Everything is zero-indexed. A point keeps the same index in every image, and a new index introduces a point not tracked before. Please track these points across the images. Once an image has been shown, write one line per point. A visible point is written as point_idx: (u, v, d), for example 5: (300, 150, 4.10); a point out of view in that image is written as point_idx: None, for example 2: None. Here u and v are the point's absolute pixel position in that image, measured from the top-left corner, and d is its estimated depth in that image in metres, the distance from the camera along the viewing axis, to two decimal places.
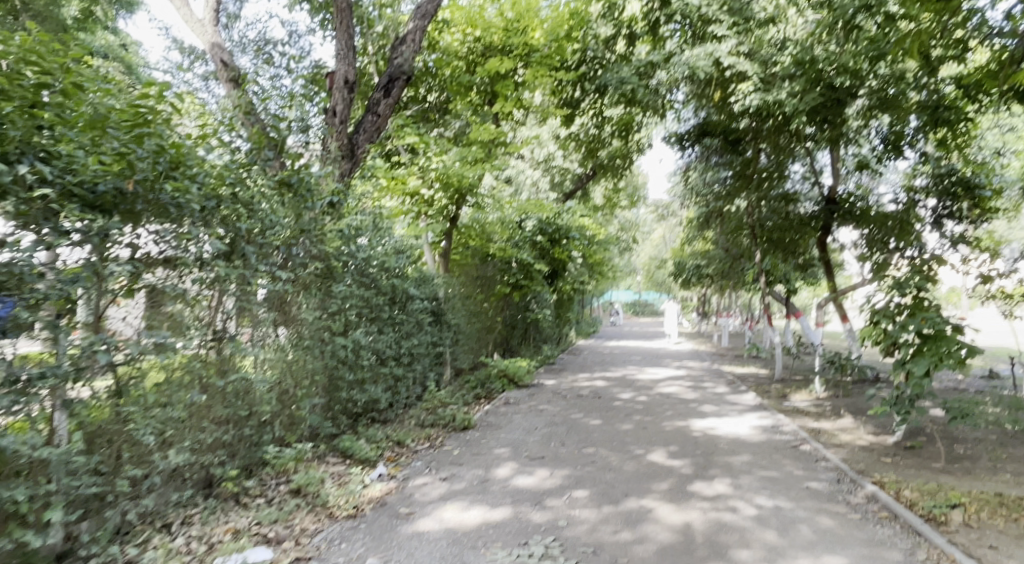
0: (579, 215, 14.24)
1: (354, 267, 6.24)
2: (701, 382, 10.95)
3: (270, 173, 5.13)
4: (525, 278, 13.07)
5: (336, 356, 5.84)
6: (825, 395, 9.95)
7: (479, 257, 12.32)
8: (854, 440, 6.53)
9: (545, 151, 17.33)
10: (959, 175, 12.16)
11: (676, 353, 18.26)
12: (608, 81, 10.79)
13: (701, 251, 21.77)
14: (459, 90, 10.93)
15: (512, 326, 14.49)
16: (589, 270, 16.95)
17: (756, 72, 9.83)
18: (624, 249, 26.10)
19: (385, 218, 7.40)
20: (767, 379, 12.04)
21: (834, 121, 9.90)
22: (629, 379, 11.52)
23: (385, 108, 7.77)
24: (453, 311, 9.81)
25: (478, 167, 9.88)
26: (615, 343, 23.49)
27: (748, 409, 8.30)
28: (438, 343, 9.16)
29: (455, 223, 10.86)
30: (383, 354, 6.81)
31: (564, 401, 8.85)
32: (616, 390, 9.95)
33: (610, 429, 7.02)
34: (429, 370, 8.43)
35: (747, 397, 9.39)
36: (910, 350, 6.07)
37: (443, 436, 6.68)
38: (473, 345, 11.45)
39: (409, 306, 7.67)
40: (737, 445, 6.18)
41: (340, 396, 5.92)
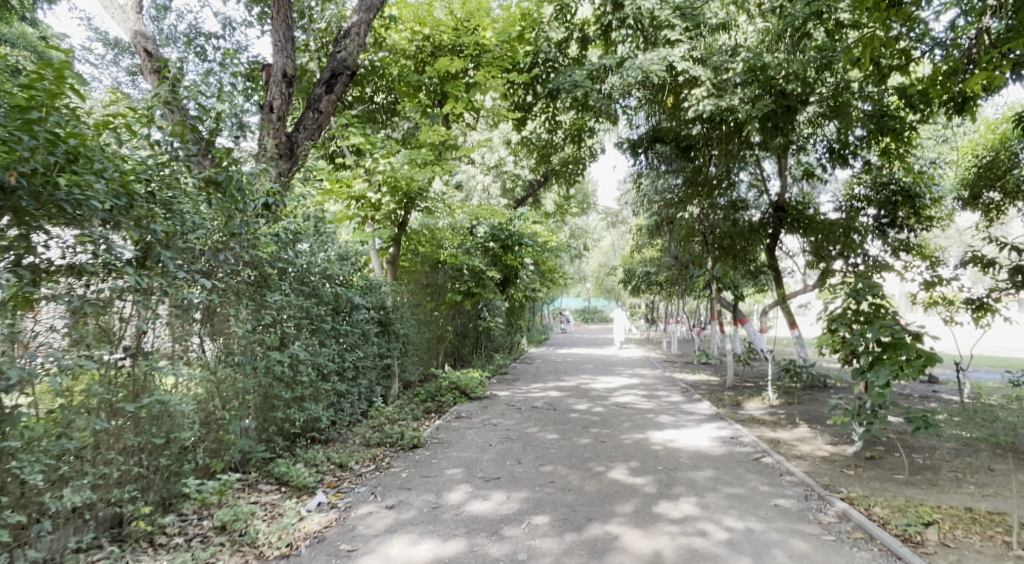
0: (531, 220, 13.97)
1: (291, 276, 5.74)
2: (656, 391, 10.79)
3: (193, 171, 4.61)
4: (476, 285, 12.57)
5: (271, 373, 5.33)
6: (778, 402, 9.92)
7: (429, 264, 11.88)
8: (813, 450, 6.41)
9: (496, 156, 17.01)
10: (900, 184, 12.45)
11: (628, 360, 18.22)
12: (561, 84, 10.57)
13: (651, 258, 21.84)
14: (407, 90, 10.46)
15: (462, 335, 14.07)
16: (541, 277, 16.69)
17: (709, 78, 9.69)
18: (574, 256, 26.01)
19: (326, 223, 6.91)
20: (719, 386, 11.99)
21: (786, 129, 9.92)
22: (583, 388, 11.26)
23: (327, 105, 7.27)
24: (401, 320, 9.34)
25: (427, 169, 9.46)
26: (566, 350, 23.33)
27: (705, 419, 8.14)
28: (386, 354, 8.67)
29: (403, 229, 10.41)
30: (325, 368, 6.31)
31: (518, 414, 8.49)
32: (571, 401, 9.66)
33: (567, 444, 6.70)
34: (375, 384, 7.94)
35: (703, 406, 9.25)
36: (871, 358, 5.98)
37: (390, 455, 6.22)
38: (423, 356, 11.00)
39: (353, 316, 7.18)
40: (699, 459, 5.95)
41: (274, 416, 5.41)
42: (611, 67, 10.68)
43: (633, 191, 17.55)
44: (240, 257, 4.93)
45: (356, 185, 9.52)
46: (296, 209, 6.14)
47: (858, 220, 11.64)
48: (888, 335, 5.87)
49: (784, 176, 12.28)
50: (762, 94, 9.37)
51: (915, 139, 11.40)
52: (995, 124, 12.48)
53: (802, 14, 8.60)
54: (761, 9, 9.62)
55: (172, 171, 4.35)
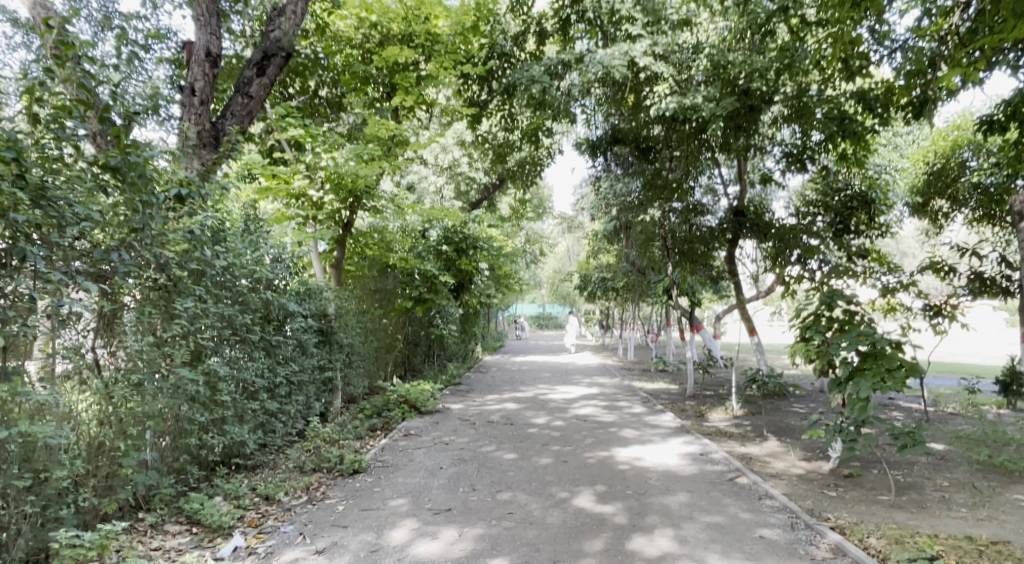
0: (487, 223, 13.37)
1: (211, 279, 4.97)
2: (617, 401, 10.33)
3: (85, 154, 3.85)
4: (428, 290, 11.89)
5: (182, 393, 4.57)
6: (743, 412, 9.58)
7: (377, 268, 11.14)
8: (788, 468, 6.00)
9: (450, 157, 16.37)
10: (857, 191, 12.34)
11: (584, 368, 17.75)
12: (518, 79, 10.09)
13: (608, 263, 21.53)
14: (354, 80, 9.73)
15: (414, 343, 13.36)
16: (495, 282, 16.09)
17: (671, 75, 9.32)
18: (530, 261, 25.51)
19: (255, 221, 6.14)
20: (680, 395, 11.64)
21: (749, 130, 9.63)
22: (541, 399, 10.72)
23: (259, 89, 6.51)
24: (345, 329, 8.60)
25: (375, 165, 8.79)
26: (521, 358, 22.75)
27: (671, 432, 7.68)
28: (326, 366, 7.91)
29: (348, 230, 9.66)
30: (251, 385, 5.56)
31: (472, 430, 7.85)
32: (529, 414, 9.08)
33: (526, 465, 6.11)
34: (313, 400, 7.18)
35: (667, 418, 8.81)
36: (850, 369, 5.58)
37: (327, 483, 5.50)
38: (369, 366, 10.25)
39: (288, 325, 6.44)
40: (670, 481, 5.46)
41: (186, 442, 4.66)
42: (570, 62, 10.19)
43: (591, 195, 17.15)
44: (140, 259, 4.16)
45: (295, 182, 8.77)
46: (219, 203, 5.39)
47: (820, 223, 11.28)
48: (869, 345, 5.48)
49: (744, 180, 12.01)
50: (726, 92, 9.01)
51: (873, 145, 11.35)
52: (946, 131, 12.64)
53: (765, 11, 8.31)
54: (724, 5, 9.29)
55: (51, 151, 3.60)
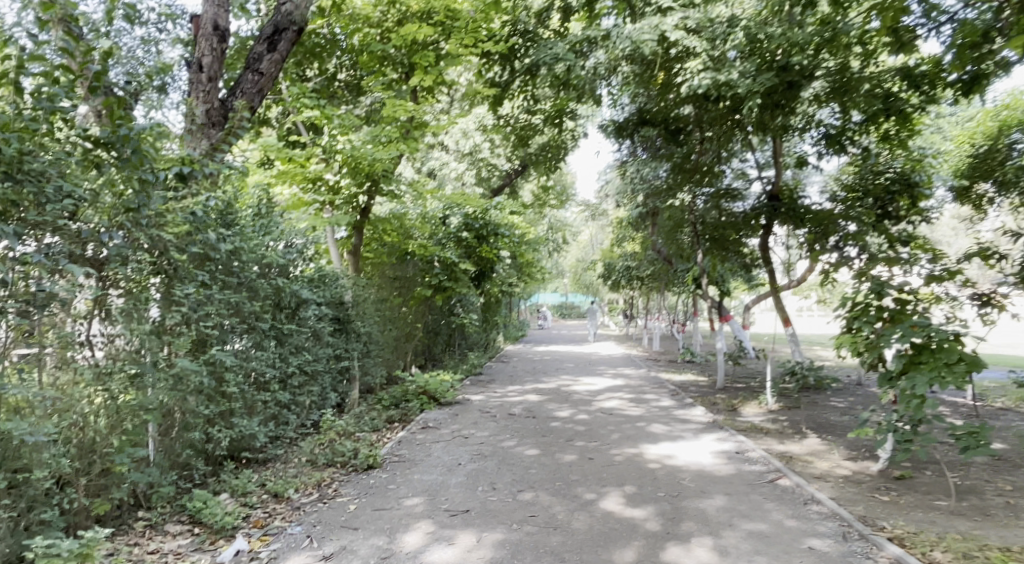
0: (509, 210, 12.99)
1: (217, 263, 4.69)
2: (643, 394, 9.92)
3: (72, 127, 3.58)
4: (448, 278, 11.52)
5: (184, 384, 4.31)
6: (778, 406, 9.11)
7: (396, 256, 10.85)
8: (832, 468, 5.58)
9: (471, 142, 15.97)
10: (900, 174, 11.73)
11: (608, 358, 17.33)
12: (542, 58, 9.68)
13: (632, 252, 21.03)
14: (373, 60, 9.36)
15: (434, 332, 13.09)
16: (517, 271, 15.74)
17: (705, 50, 8.78)
18: (553, 250, 25.07)
19: (267, 204, 5.86)
20: (709, 388, 11.19)
21: (787, 108, 9.12)
22: (564, 391, 10.35)
23: (270, 66, 6.19)
24: (363, 317, 8.33)
25: (393, 148, 8.47)
26: (543, 348, 22.43)
27: (702, 428, 7.27)
28: (343, 356, 7.64)
29: (367, 215, 9.38)
30: (261, 375, 5.29)
31: (494, 423, 7.53)
32: (552, 407, 8.72)
33: (550, 462, 5.77)
34: (329, 391, 6.92)
35: (697, 411, 8.40)
36: (904, 362, 5.13)
37: (340, 479, 5.22)
38: (388, 356, 9.99)
39: (301, 313, 6.16)
40: (705, 482, 5.07)
41: (189, 437, 4.40)
42: (596, 40, 9.74)
43: (617, 180, 16.65)
44: (135, 241, 3.88)
45: (311, 166, 8.51)
46: (225, 184, 5.10)
47: (861, 206, 10.70)
48: (925, 337, 5.03)
49: (779, 162, 11.47)
50: (763, 69, 8.47)
51: (918, 125, 10.74)
52: (994, 111, 11.97)
53: None
54: None
55: (32, 123, 3.32)
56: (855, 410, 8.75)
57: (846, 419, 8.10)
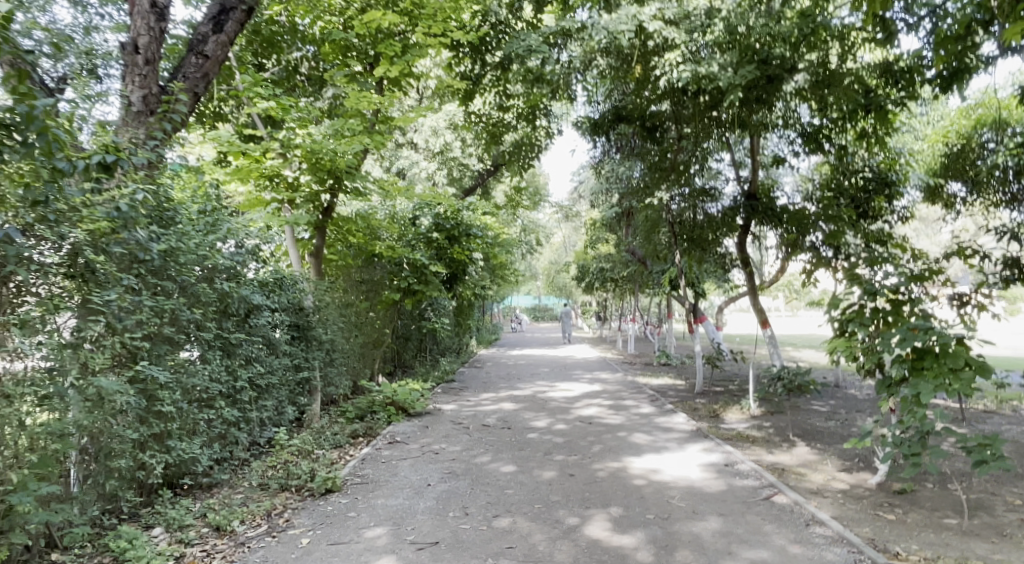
0: (481, 210, 12.50)
1: (148, 266, 4.14)
2: (622, 400, 9.52)
3: None
4: (418, 282, 10.95)
5: (107, 405, 3.75)
6: (762, 412, 8.79)
7: (362, 257, 10.28)
8: (828, 482, 5.23)
9: (441, 141, 15.43)
10: (875, 173, 11.61)
11: (584, 362, 16.95)
12: (514, 49, 9.25)
13: (607, 253, 20.75)
14: (335, 52, 8.92)
15: (403, 337, 12.55)
16: (490, 273, 15.26)
17: (684, 41, 8.39)
18: (526, 251, 24.65)
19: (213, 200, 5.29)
20: (688, 392, 10.84)
21: (768, 102, 8.83)
22: (540, 398, 9.90)
23: (216, 49, 5.62)
24: (325, 323, 7.77)
25: (356, 142, 7.93)
26: (518, 352, 21.97)
27: (686, 437, 6.89)
28: (302, 365, 7.08)
29: (329, 214, 8.81)
30: (203, 391, 4.73)
31: (466, 435, 7.04)
32: (528, 416, 8.27)
33: (527, 480, 5.30)
34: (286, 404, 6.35)
35: (679, 419, 8.02)
36: (905, 369, 4.79)
37: (293, 507, 4.67)
38: (353, 364, 9.42)
39: (252, 320, 5.59)
40: (696, 501, 4.66)
41: (115, 465, 3.84)
42: (570, 32, 9.36)
43: (592, 179, 16.30)
44: (40, 240, 3.33)
45: (269, 161, 7.94)
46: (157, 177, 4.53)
47: (845, 202, 10.37)
48: (929, 341, 4.70)
49: (757, 159, 11.21)
50: (744, 60, 8.13)
51: (896, 123, 10.60)
52: (967, 110, 11.96)
53: None
54: None
55: None
56: (841, 414, 8.48)
57: (833, 425, 7.79)
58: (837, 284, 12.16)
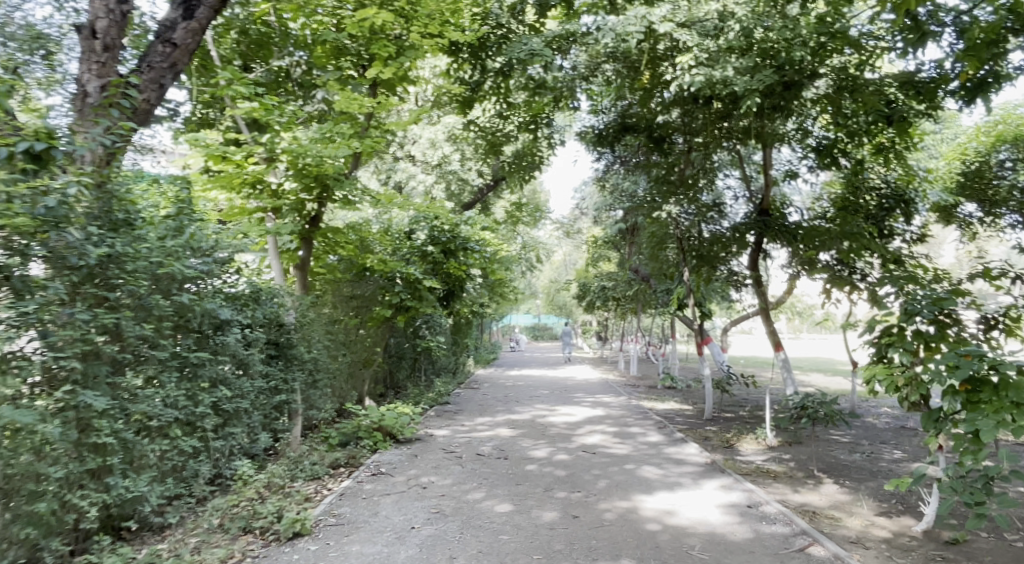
0: (479, 224, 11.97)
1: (84, 272, 3.61)
2: (627, 427, 8.90)
3: None
4: (411, 298, 10.34)
5: (25, 438, 3.21)
6: (778, 441, 8.16)
7: (353, 271, 9.71)
8: (868, 528, 4.60)
9: (439, 153, 14.94)
10: (891, 189, 11.12)
11: (583, 384, 16.33)
12: (516, 53, 8.80)
13: (608, 271, 20.21)
14: (328, 55, 8.35)
15: (396, 356, 11.96)
16: (488, 290, 14.71)
17: (699, 44, 7.85)
18: (526, 269, 24.12)
19: (179, 205, 4.79)
20: (697, 419, 10.21)
21: (785, 109, 8.35)
22: (540, 423, 9.27)
23: (185, 37, 5.11)
24: (307, 341, 7.18)
25: (345, 146, 7.38)
26: (516, 371, 21.34)
27: (701, 471, 6.26)
28: (281, 387, 6.48)
29: (317, 224, 8.25)
30: (153, 417, 4.13)
31: (458, 466, 6.40)
32: (527, 444, 7.63)
33: (525, 522, 4.67)
34: (259, 432, 5.73)
35: (691, 449, 7.39)
36: (958, 401, 4.14)
37: (255, 555, 4.05)
38: (339, 385, 8.81)
39: (219, 337, 4.99)
40: (720, 553, 4.04)
41: (33, 508, 3.25)
42: (575, 35, 8.89)
43: (596, 194, 15.81)
44: None
45: (251, 167, 7.41)
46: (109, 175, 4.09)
47: (867, 211, 9.74)
48: (987, 369, 4.07)
49: (770, 173, 10.69)
50: (760, 65, 7.63)
51: (915, 137, 10.09)
52: (986, 127, 11.41)
53: None
54: None
55: None
56: (864, 446, 7.85)
57: (859, 459, 7.16)
58: (854, 306, 11.55)
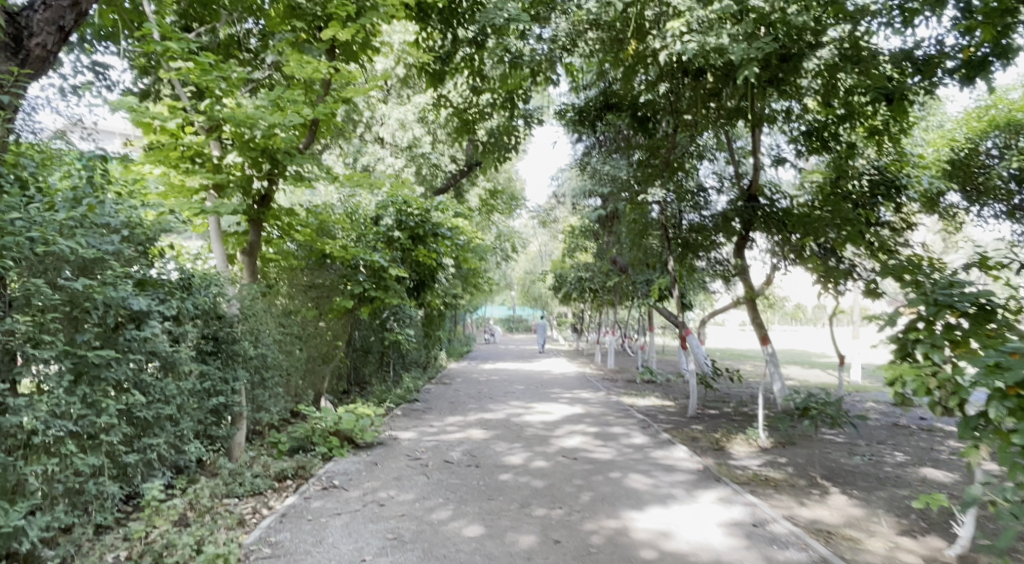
0: (451, 209, 11.18)
1: None
2: (610, 427, 8.26)
3: None
4: (376, 287, 9.52)
5: None
6: (772, 443, 7.57)
7: (311, 258, 8.87)
8: (892, 551, 4.01)
9: (409, 135, 14.12)
10: (880, 176, 10.48)
11: (560, 378, 15.68)
12: (490, 19, 8.04)
13: (584, 262, 19.61)
14: (281, 16, 7.44)
15: (360, 350, 11.21)
16: (460, 281, 13.96)
17: (692, 9, 7.15)
18: (502, 258, 23.43)
19: (88, 174, 4.05)
20: (681, 416, 9.62)
21: (785, 83, 7.76)
22: (515, 423, 8.58)
23: None
24: (253, 335, 6.34)
25: (295, 114, 6.49)
26: (490, 365, 20.67)
27: (696, 480, 5.62)
28: (218, 389, 5.65)
29: (266, 205, 7.37)
30: (35, 432, 3.32)
31: (423, 477, 5.66)
32: (501, 447, 6.93)
33: (499, 550, 3.95)
34: (188, 442, 4.92)
35: (680, 453, 6.76)
36: (1005, 408, 3.43)
37: None
38: (293, 382, 8.01)
39: (132, 332, 4.15)
40: None
41: None
42: None
43: (574, 179, 15.13)
44: None
45: (190, 138, 6.62)
46: None
47: (865, 192, 9.15)
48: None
49: (758, 157, 10.08)
50: (758, 32, 6.96)
51: (910, 120, 9.58)
52: (977, 111, 10.94)
53: None
54: None
55: None
56: (864, 449, 7.29)
57: (861, 464, 6.59)
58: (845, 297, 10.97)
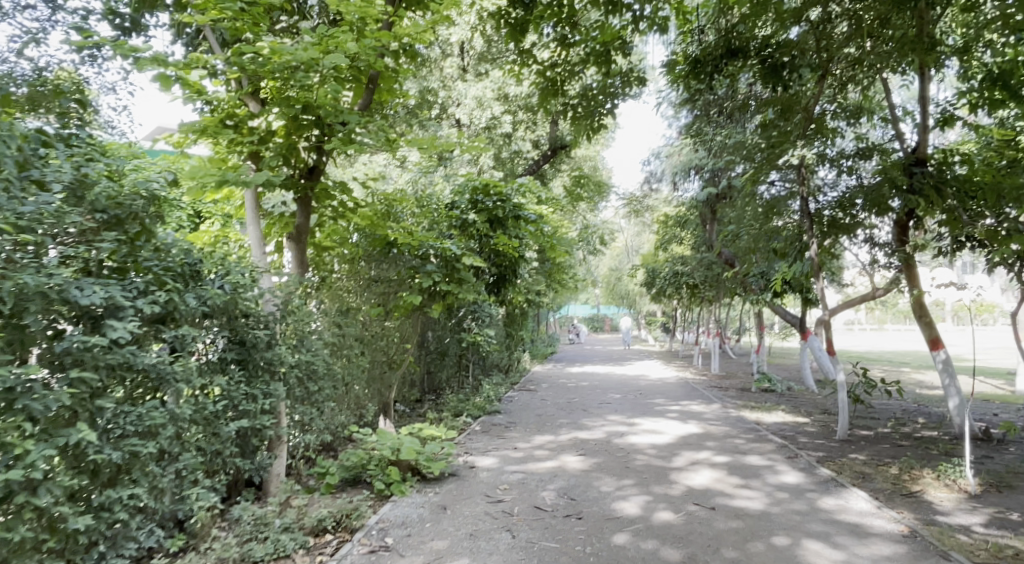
0: (533, 190, 9.58)
1: None
2: (744, 456, 6.43)
3: None
4: (448, 280, 8.05)
5: None
6: (981, 486, 5.50)
7: (375, 247, 7.51)
8: None
9: (488, 114, 12.61)
10: None
11: (658, 385, 13.82)
12: None
13: (681, 255, 17.55)
14: None
15: (434, 353, 9.87)
16: (544, 276, 12.39)
17: None
18: (587, 253, 21.66)
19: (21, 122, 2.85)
20: (828, 440, 7.62)
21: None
22: (619, 446, 6.90)
23: None
24: (295, 337, 4.99)
25: (336, 52, 5.05)
26: (577, 368, 19.01)
27: (911, 558, 3.76)
28: (243, 409, 4.34)
29: (316, 178, 5.98)
30: None
31: (507, 536, 4.10)
32: (609, 485, 5.29)
33: None
34: (190, 487, 3.61)
35: (860, 502, 4.89)
36: None
37: None
38: (352, 393, 6.68)
39: (77, 339, 2.82)
40: None
41: None
42: None
43: (674, 157, 13.20)
44: None
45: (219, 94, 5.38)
46: None
47: None
48: None
49: (927, 107, 7.89)
50: None
51: None
52: None
53: None
54: None
55: None
56: None
57: None
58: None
